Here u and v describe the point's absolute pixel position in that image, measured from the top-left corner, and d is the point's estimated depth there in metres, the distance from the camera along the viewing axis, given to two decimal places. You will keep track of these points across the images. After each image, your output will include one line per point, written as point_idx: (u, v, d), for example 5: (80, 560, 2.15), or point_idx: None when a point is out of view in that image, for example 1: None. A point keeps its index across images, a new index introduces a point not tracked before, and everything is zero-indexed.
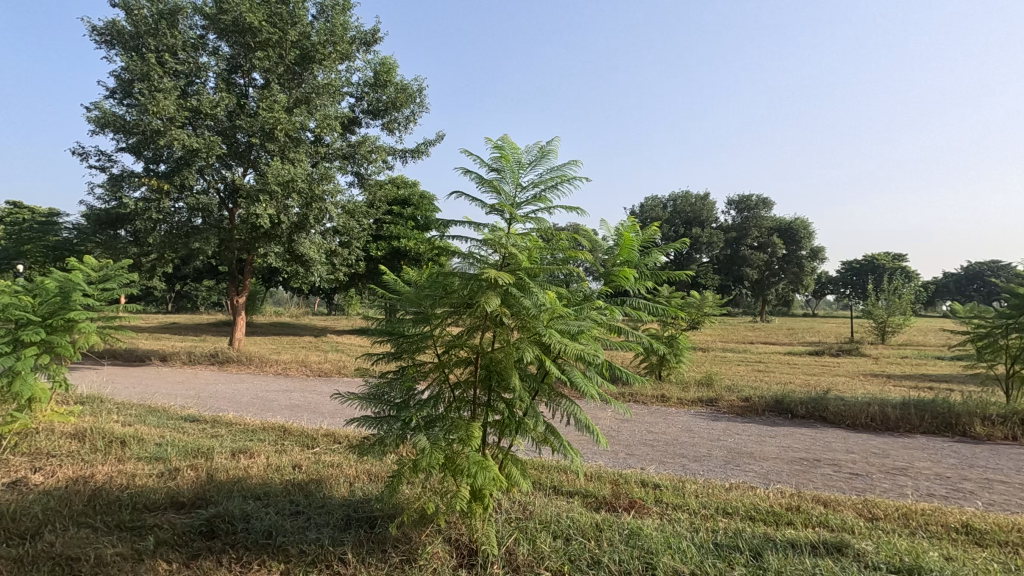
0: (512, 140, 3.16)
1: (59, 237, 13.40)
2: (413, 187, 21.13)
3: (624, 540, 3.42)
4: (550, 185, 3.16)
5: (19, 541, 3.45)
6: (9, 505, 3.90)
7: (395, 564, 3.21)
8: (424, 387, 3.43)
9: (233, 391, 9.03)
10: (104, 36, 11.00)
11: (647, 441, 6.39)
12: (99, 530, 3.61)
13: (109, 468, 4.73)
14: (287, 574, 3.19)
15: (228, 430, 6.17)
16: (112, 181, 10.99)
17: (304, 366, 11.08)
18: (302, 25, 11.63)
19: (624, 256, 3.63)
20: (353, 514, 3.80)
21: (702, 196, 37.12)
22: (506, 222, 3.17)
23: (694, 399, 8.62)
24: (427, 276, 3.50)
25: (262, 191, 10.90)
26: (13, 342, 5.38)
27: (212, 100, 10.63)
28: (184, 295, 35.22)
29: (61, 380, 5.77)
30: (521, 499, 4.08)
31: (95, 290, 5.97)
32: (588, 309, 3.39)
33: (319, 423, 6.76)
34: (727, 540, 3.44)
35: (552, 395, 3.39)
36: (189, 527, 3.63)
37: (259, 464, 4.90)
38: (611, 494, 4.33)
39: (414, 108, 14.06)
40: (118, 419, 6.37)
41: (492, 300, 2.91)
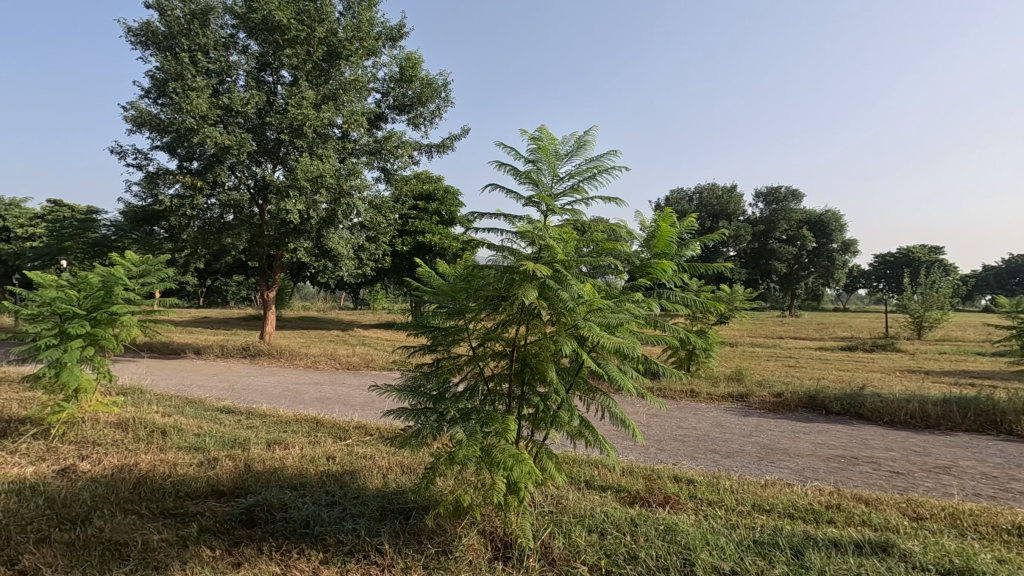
0: (549, 131, 3.13)
1: (98, 234, 13.81)
2: (438, 182, 21.21)
3: (661, 536, 3.38)
4: (587, 176, 3.12)
5: (71, 526, 3.58)
6: (60, 491, 4.06)
7: (432, 556, 3.23)
8: (459, 380, 3.46)
9: (265, 383, 9.21)
10: (139, 38, 11.28)
11: (678, 436, 6.33)
12: (144, 516, 3.72)
13: (151, 457, 4.87)
14: (325, 563, 3.24)
15: (262, 422, 6.30)
16: (148, 178, 11.28)
17: (333, 360, 11.25)
18: (329, 22, 11.74)
19: (660, 247, 3.49)
20: (387, 505, 3.84)
21: (729, 189, 36.44)
22: (543, 213, 3.15)
23: (725, 394, 8.49)
24: (461, 269, 3.51)
25: (291, 187, 11.03)
26: (60, 335, 5.61)
27: (242, 98, 10.80)
28: (215, 290, 36.08)
29: (105, 371, 5.98)
30: (554, 493, 4.07)
31: (135, 284, 6.13)
32: (625, 302, 3.33)
33: (350, 415, 6.86)
34: (767, 537, 3.37)
35: (586, 389, 3.39)
36: (230, 515, 3.71)
37: (295, 455, 4.99)
38: (645, 490, 4.29)
39: (439, 103, 14.10)
40: (158, 410, 6.56)
41: (530, 292, 2.89)
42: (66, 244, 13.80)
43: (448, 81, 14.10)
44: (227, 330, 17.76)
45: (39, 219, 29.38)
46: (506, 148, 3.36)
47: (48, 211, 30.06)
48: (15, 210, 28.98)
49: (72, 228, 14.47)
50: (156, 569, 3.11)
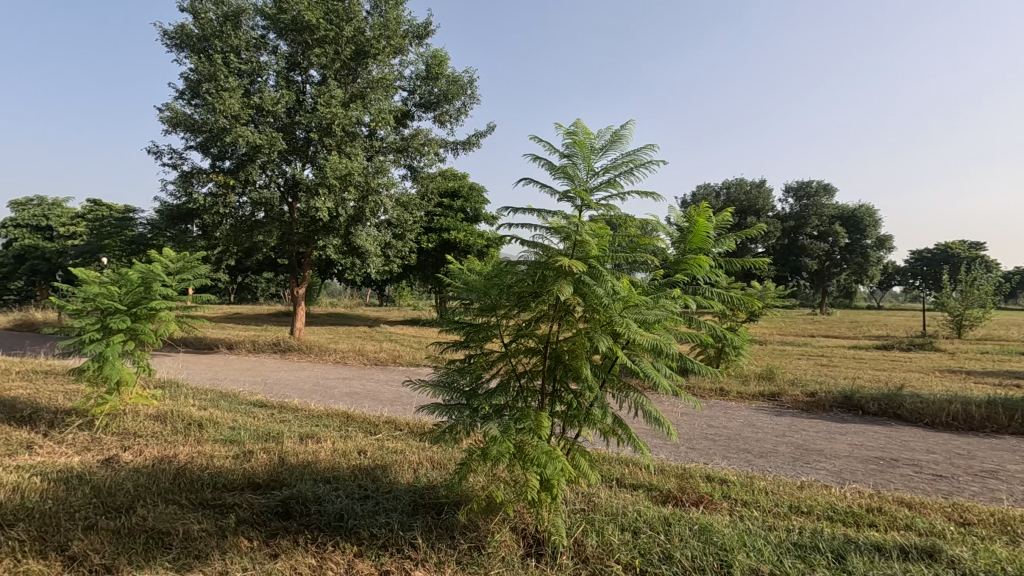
0: (585, 125, 3.10)
1: (136, 232, 14.23)
2: (463, 179, 21.26)
3: (695, 536, 3.32)
4: (623, 170, 3.08)
5: (116, 514, 3.69)
6: (104, 481, 4.19)
7: (464, 551, 3.24)
8: (491, 377, 3.45)
9: (296, 378, 9.40)
10: (174, 40, 11.57)
11: (709, 435, 6.23)
12: (184, 507, 3.82)
13: (190, 449, 5.00)
14: (360, 556, 3.27)
15: (295, 416, 6.42)
16: (183, 178, 11.56)
17: (361, 356, 11.41)
18: (357, 21, 11.83)
19: (696, 244, 3.42)
20: (419, 500, 3.86)
21: (757, 183, 35.68)
22: (577, 209, 3.12)
23: (756, 393, 8.34)
24: (493, 266, 3.49)
25: (321, 185, 11.20)
26: (103, 329, 5.79)
27: (273, 98, 10.99)
28: (245, 287, 36.81)
29: (145, 365, 6.16)
30: (585, 491, 4.04)
31: (174, 281, 6.28)
32: (661, 298, 3.29)
33: (380, 411, 6.94)
34: (807, 540, 3.29)
35: (619, 386, 3.35)
36: (266, 507, 3.78)
37: (327, 449, 5.06)
38: (677, 488, 4.23)
39: (465, 100, 14.13)
40: (195, 403, 6.74)
41: (565, 288, 2.86)
42: (105, 243, 14.25)
43: (474, 78, 14.12)
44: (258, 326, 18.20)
45: (80, 219, 30.48)
46: (540, 143, 3.35)
47: (88, 211, 31.06)
48: (55, 210, 29.98)
49: (110, 226, 14.93)
50: (198, 558, 3.19)
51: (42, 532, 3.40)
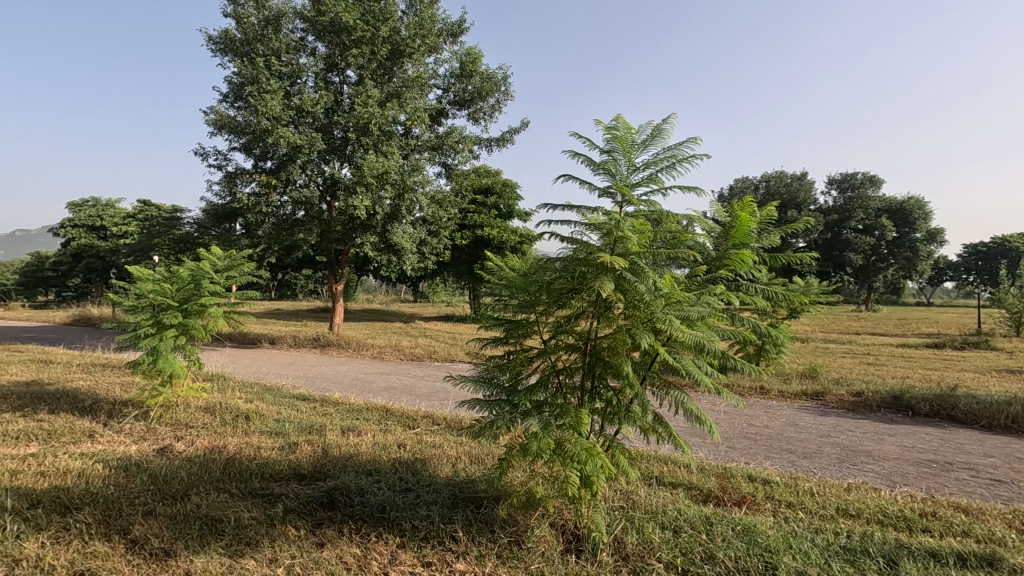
0: (625, 120, 3.07)
1: (183, 231, 14.80)
2: (496, 176, 21.34)
3: (738, 536, 3.26)
4: (665, 165, 3.04)
5: (172, 500, 3.88)
6: (160, 469, 4.40)
7: (505, 545, 3.28)
8: (531, 373, 3.46)
9: (336, 373, 9.63)
10: (218, 45, 11.95)
11: (749, 434, 6.10)
12: (235, 495, 3.97)
13: (238, 440, 5.20)
14: (403, 547, 3.34)
15: (336, 409, 6.58)
16: (227, 178, 11.97)
17: (398, 351, 11.61)
18: (393, 21, 11.99)
19: (739, 239, 3.36)
20: (458, 494, 3.92)
21: (799, 176, 34.57)
22: (618, 204, 3.10)
23: (798, 392, 8.12)
24: (532, 263, 3.50)
25: (358, 183, 11.41)
26: (157, 325, 6.05)
27: (312, 99, 11.25)
28: (285, 284, 37.83)
29: (195, 359, 6.41)
30: (624, 488, 4.02)
31: (222, 278, 6.50)
32: (704, 294, 3.23)
33: (418, 405, 7.05)
34: (855, 544, 3.20)
35: (660, 383, 3.32)
36: (312, 498, 3.90)
37: (368, 442, 5.18)
38: (718, 488, 4.16)
39: (499, 96, 14.16)
40: (241, 396, 7.00)
41: (607, 284, 2.85)
42: (155, 241, 14.89)
43: (508, 75, 14.14)
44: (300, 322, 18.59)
45: (131, 218, 31.90)
46: (579, 140, 3.34)
47: (138, 210, 32.49)
48: (108, 210, 31.35)
49: (159, 225, 15.55)
50: (249, 545, 3.32)
51: (106, 516, 3.60)
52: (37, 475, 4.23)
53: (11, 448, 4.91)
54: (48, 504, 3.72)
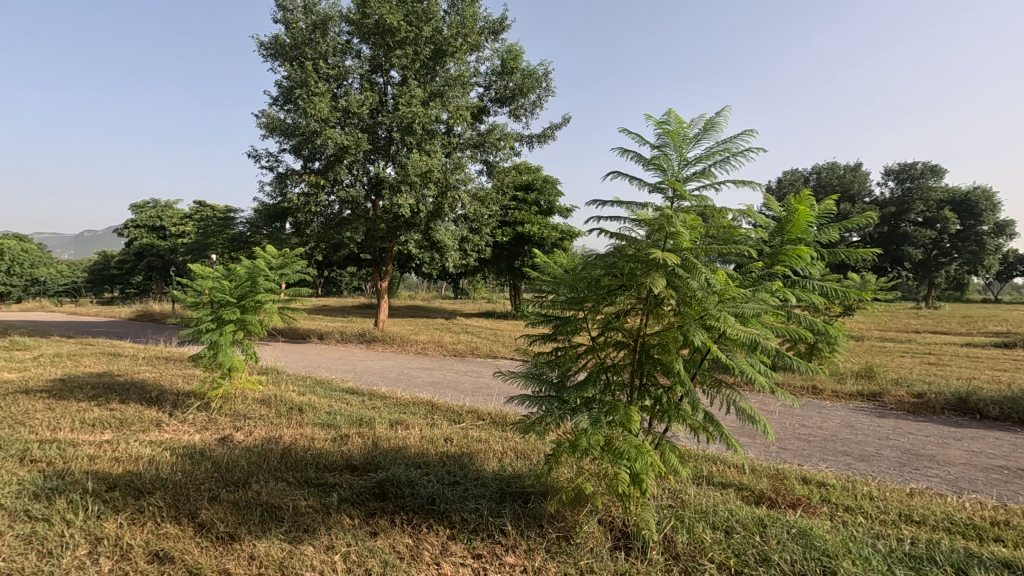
0: (677, 114, 3.03)
1: (237, 230, 15.44)
2: (536, 172, 21.33)
3: (794, 539, 3.18)
4: (718, 159, 2.98)
5: (235, 487, 4.07)
6: (223, 457, 4.63)
7: (553, 540, 3.30)
8: (580, 370, 3.47)
9: (383, 367, 9.87)
10: (269, 50, 12.38)
11: (802, 435, 5.92)
12: (292, 484, 4.14)
13: (293, 432, 5.40)
14: (453, 539, 3.40)
15: (383, 403, 6.76)
16: (278, 178, 12.41)
17: (441, 347, 11.80)
18: (435, 21, 12.14)
19: (795, 234, 3.26)
20: (506, 488, 3.97)
21: (852, 167, 33.09)
22: (669, 200, 3.06)
23: (853, 393, 7.81)
24: (580, 260, 3.50)
25: (403, 182, 11.62)
26: (217, 320, 6.35)
27: (358, 100, 11.53)
28: (331, 281, 38.99)
29: (252, 353, 6.70)
30: (672, 487, 3.97)
31: (276, 276, 6.74)
32: (759, 291, 3.15)
33: (463, 400, 7.15)
34: (921, 551, 3.06)
35: (711, 381, 3.26)
36: (364, 488, 4.03)
37: (416, 435, 5.30)
38: (771, 489, 4.06)
39: (540, 92, 14.13)
40: (294, 389, 7.27)
41: (659, 280, 2.81)
42: (211, 241, 15.59)
43: (549, 71, 14.10)
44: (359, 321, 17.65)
45: (188, 218, 33.51)
46: (629, 136, 3.32)
47: (194, 211, 34.07)
48: (168, 211, 32.97)
49: (215, 225, 16.26)
50: (307, 532, 3.45)
51: (176, 500, 3.82)
52: (112, 460, 4.53)
53: (89, 435, 5.27)
54: (123, 488, 3.98)
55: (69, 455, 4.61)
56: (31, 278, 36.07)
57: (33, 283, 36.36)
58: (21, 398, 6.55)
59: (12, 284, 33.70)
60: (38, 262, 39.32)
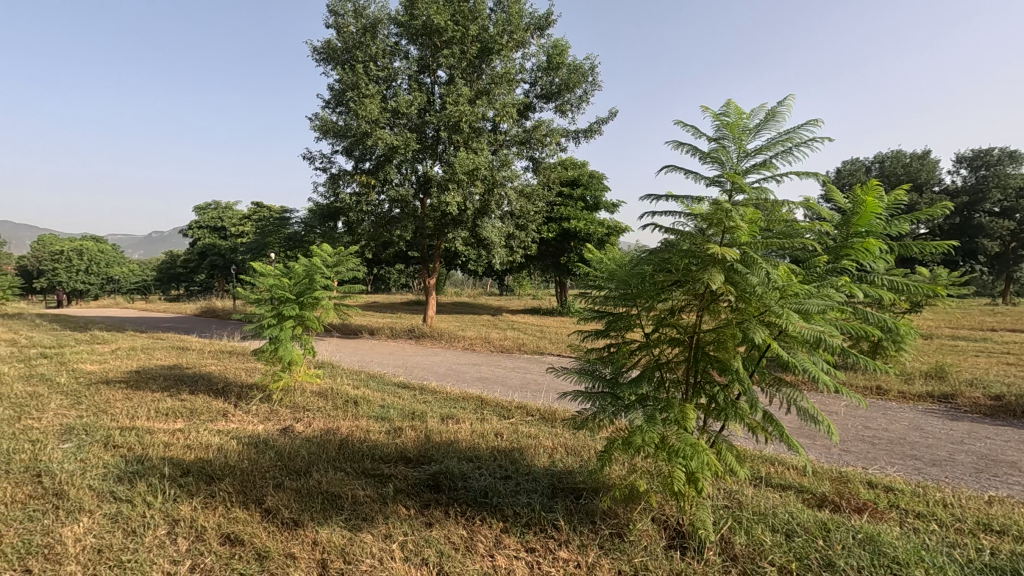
0: (736, 105, 2.95)
1: (292, 229, 16.06)
2: (582, 168, 21.18)
3: (860, 544, 3.06)
4: (780, 150, 2.88)
5: (297, 476, 4.26)
6: (285, 447, 4.84)
7: (606, 537, 3.29)
8: (633, 367, 3.43)
9: (432, 363, 10.05)
10: (322, 55, 12.78)
11: (867, 437, 5.65)
12: (350, 474, 4.29)
13: (349, 424, 5.59)
14: (506, 532, 3.44)
15: (434, 397, 6.89)
16: (331, 179, 12.83)
17: (488, 343, 11.90)
18: (482, 19, 12.22)
19: (862, 226, 3.10)
20: (557, 484, 3.98)
21: (920, 154, 31.14)
22: (727, 193, 2.99)
23: (921, 394, 7.40)
24: (633, 256, 3.47)
25: (451, 180, 11.77)
26: (278, 316, 6.63)
27: (407, 100, 11.76)
28: (380, 278, 39.98)
29: (310, 347, 6.96)
30: (728, 487, 3.88)
31: (332, 273, 6.97)
32: (823, 286, 3.02)
33: (512, 396, 7.20)
34: (1003, 563, 2.88)
35: (771, 380, 3.16)
36: (419, 480, 4.13)
37: (467, 430, 5.39)
38: (833, 492, 3.90)
39: (587, 87, 14.01)
40: (349, 383, 7.52)
41: (716, 276, 2.74)
42: (269, 240, 16.28)
43: (596, 64, 13.95)
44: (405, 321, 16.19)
45: (246, 219, 35.10)
46: (684, 128, 3.26)
47: (252, 212, 35.63)
48: (227, 212, 34.50)
49: (272, 225, 16.96)
50: (366, 520, 3.57)
51: (244, 487, 4.03)
52: (185, 448, 4.82)
53: (163, 423, 5.62)
54: (196, 473, 4.23)
55: (146, 442, 4.93)
56: (106, 277, 38.62)
57: (108, 282, 39.01)
58: (102, 388, 7.06)
59: (91, 282, 36.18)
60: (112, 262, 42.05)
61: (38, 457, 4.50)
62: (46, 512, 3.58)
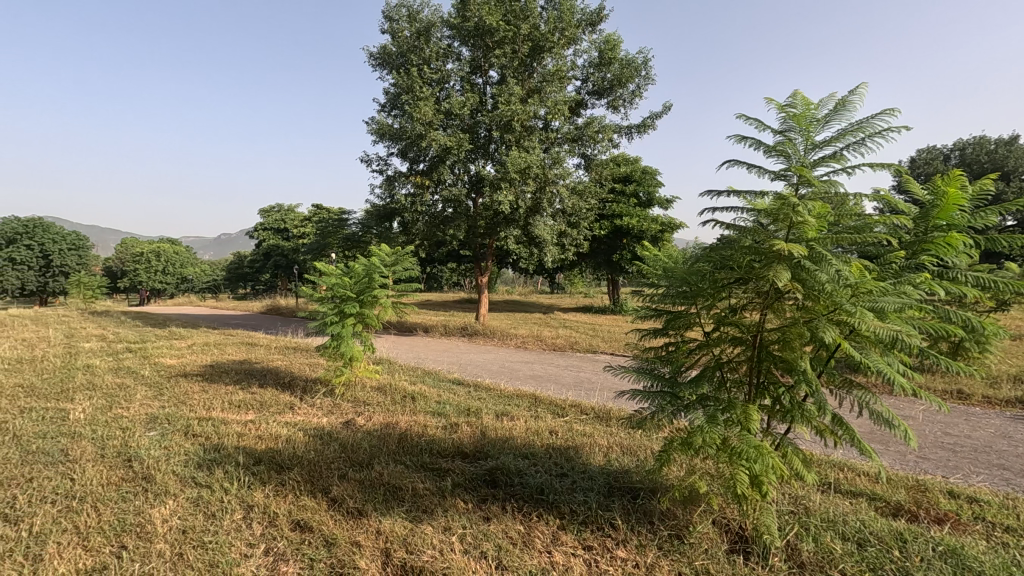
0: (804, 95, 2.84)
1: (350, 230, 16.63)
2: (635, 163, 20.84)
3: (942, 558, 2.89)
4: (851, 141, 2.75)
5: (360, 467, 4.43)
6: (348, 439, 5.04)
7: (665, 538, 3.25)
8: (693, 367, 3.36)
9: (485, 360, 10.18)
10: (378, 60, 13.15)
11: (946, 444, 5.29)
12: (410, 467, 4.42)
13: (407, 419, 5.76)
14: (563, 529, 3.46)
15: (488, 394, 6.99)
16: (387, 181, 13.20)
17: (540, 341, 11.91)
18: (533, 18, 12.23)
19: (943, 219, 2.94)
20: (614, 483, 3.97)
21: (1007, 139, 28.74)
22: (793, 187, 2.89)
23: (1008, 400, 6.86)
24: (691, 254, 3.40)
25: (503, 179, 11.84)
26: (340, 314, 6.89)
27: (460, 102, 11.94)
28: (433, 277, 40.82)
29: (369, 344, 7.20)
30: (794, 492, 3.74)
31: (390, 273, 7.18)
32: (900, 283, 2.86)
33: (565, 394, 7.20)
34: None
35: (840, 381, 3.03)
36: (476, 475, 4.22)
37: (522, 426, 5.44)
38: (909, 501, 3.69)
39: (640, 81, 13.77)
40: (406, 379, 7.73)
41: (783, 273, 2.64)
42: (328, 241, 16.92)
43: (649, 58, 13.67)
44: (457, 319, 16.41)
45: (307, 221, 36.57)
46: (748, 122, 3.17)
47: (313, 214, 37.12)
48: (289, 215, 36.00)
49: (331, 226, 17.63)
50: (426, 512, 3.68)
51: (310, 476, 4.22)
52: (256, 438, 5.10)
53: (236, 414, 5.98)
54: (268, 462, 4.48)
55: (221, 432, 5.25)
56: (181, 277, 41.26)
57: (183, 281, 41.71)
58: (182, 381, 7.57)
59: (168, 282, 38.73)
60: (186, 262, 44.79)
61: (128, 443, 4.89)
62: (137, 494, 3.89)
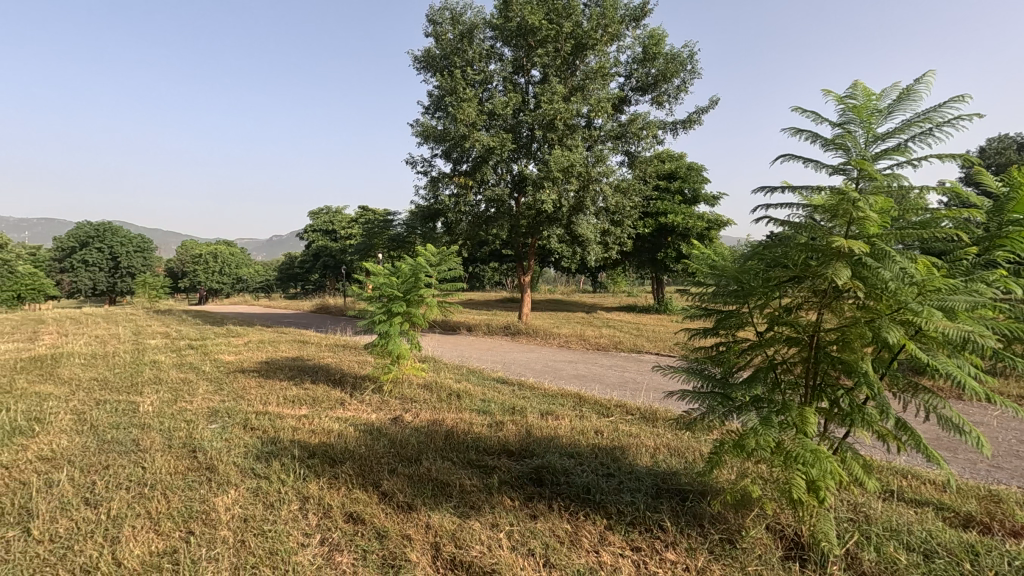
0: (865, 86, 2.73)
1: (395, 230, 16.98)
2: (680, 159, 20.39)
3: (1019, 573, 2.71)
4: (917, 132, 2.63)
5: (409, 462, 4.54)
6: (397, 435, 5.17)
7: (716, 542, 3.19)
8: (745, 368, 3.27)
9: (529, 359, 10.20)
10: (422, 64, 13.37)
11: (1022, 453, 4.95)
12: (456, 463, 4.49)
13: (453, 416, 5.85)
14: (610, 529, 3.44)
15: (533, 393, 7.00)
16: (431, 182, 13.40)
17: (584, 340, 11.84)
18: (576, 16, 12.17)
19: (1020, 212, 2.74)
20: (662, 484, 3.91)
21: None
22: (852, 181, 2.78)
23: None
24: (742, 253, 3.32)
25: (545, 178, 11.82)
26: (387, 313, 7.05)
27: (503, 102, 11.99)
28: (476, 276, 41.13)
29: (416, 343, 7.34)
30: (853, 500, 3.60)
31: (436, 272, 7.30)
32: (971, 280, 2.71)
33: (609, 394, 7.15)
34: None
35: (904, 384, 2.89)
36: (522, 473, 4.24)
37: (567, 426, 5.44)
38: (981, 512, 3.49)
39: (686, 75, 13.47)
40: (452, 377, 7.84)
41: (842, 270, 2.54)
42: (374, 241, 17.32)
43: (696, 52, 13.36)
44: (500, 317, 16.46)
45: (353, 222, 37.53)
46: (803, 114, 3.06)
47: (359, 216, 38.09)
48: (337, 216, 37.07)
49: (377, 227, 18.05)
50: (473, 508, 3.73)
51: (361, 470, 4.35)
52: (310, 432, 5.30)
53: (290, 409, 6.22)
54: (321, 455, 4.65)
55: (277, 426, 5.48)
56: (236, 278, 43.12)
57: (238, 282, 43.58)
58: (239, 377, 7.92)
59: (224, 282, 40.57)
60: (241, 263, 46.81)
61: (193, 435, 5.17)
62: (202, 483, 4.11)
